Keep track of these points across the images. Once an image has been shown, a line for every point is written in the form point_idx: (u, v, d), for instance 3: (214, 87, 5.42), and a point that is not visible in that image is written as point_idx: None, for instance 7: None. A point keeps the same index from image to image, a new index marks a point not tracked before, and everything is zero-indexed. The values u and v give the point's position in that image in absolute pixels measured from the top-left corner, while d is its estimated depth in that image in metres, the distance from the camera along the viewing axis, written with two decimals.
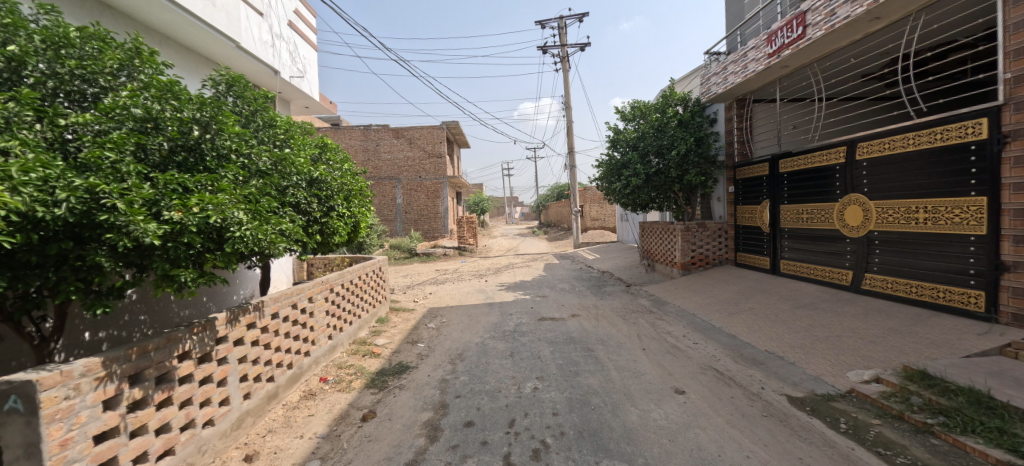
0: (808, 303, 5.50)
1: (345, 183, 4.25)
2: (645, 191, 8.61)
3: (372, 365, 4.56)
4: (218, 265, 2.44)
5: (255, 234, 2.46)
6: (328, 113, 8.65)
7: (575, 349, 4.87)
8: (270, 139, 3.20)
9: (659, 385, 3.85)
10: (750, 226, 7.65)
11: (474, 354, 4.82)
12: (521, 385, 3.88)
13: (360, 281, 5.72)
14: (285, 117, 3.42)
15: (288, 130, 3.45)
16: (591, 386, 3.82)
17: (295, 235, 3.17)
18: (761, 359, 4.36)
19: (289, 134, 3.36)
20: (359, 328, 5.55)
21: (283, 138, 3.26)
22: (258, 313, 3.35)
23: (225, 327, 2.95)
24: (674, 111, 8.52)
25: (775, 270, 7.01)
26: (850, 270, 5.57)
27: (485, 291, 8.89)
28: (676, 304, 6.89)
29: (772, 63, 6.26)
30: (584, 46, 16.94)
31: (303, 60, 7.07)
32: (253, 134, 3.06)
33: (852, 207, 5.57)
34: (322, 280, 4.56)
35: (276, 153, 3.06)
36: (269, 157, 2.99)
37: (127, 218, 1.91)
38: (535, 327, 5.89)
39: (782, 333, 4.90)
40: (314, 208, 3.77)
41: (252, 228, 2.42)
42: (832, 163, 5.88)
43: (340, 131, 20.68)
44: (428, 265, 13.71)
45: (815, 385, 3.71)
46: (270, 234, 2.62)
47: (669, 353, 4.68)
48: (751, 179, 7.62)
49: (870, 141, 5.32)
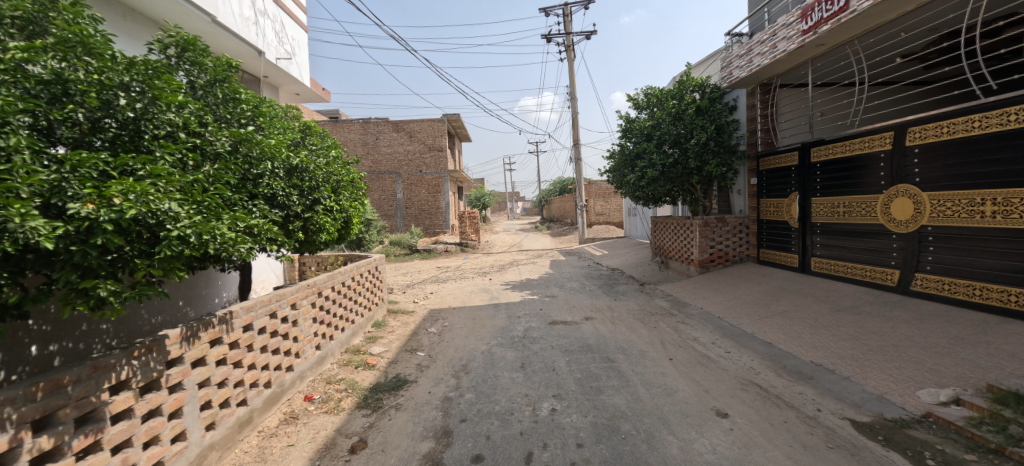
0: (850, 307, 4.95)
1: (331, 172, 3.69)
2: (661, 184, 8.00)
3: (365, 380, 4.03)
4: (155, 273, 1.88)
5: (202, 234, 1.87)
6: (322, 101, 8.08)
7: (594, 360, 4.32)
8: (232, 116, 2.61)
9: (697, 405, 3.31)
10: (777, 220, 7.09)
11: (480, 366, 4.28)
12: (536, 406, 3.35)
13: (353, 282, 5.18)
14: (253, 92, 2.82)
15: (259, 107, 2.86)
16: (618, 407, 3.28)
17: (262, 232, 2.61)
18: (809, 373, 3.81)
19: (258, 111, 2.76)
20: (352, 335, 5.01)
21: (250, 115, 2.67)
22: (226, 327, 2.81)
23: (180, 346, 2.42)
24: (691, 97, 7.86)
25: (805, 269, 6.46)
26: (896, 270, 5.03)
27: (489, 290, 8.33)
28: (698, 306, 6.33)
29: (806, 41, 5.66)
30: (589, 33, 16.29)
31: (291, 41, 6.49)
32: (209, 109, 2.49)
33: (900, 199, 4.99)
34: (308, 283, 4.02)
35: (238, 132, 2.49)
36: (228, 137, 2.43)
37: (2, 211, 1.37)
38: (546, 333, 5.33)
39: (827, 341, 4.34)
40: (294, 201, 3.22)
41: (199, 228, 1.85)
42: (876, 150, 5.30)
43: (338, 124, 20.14)
44: (428, 262, 13.14)
45: (882, 407, 3.17)
46: (225, 233, 2.04)
47: (702, 365, 4.13)
48: (778, 170, 7.06)
49: (925, 125, 4.71)
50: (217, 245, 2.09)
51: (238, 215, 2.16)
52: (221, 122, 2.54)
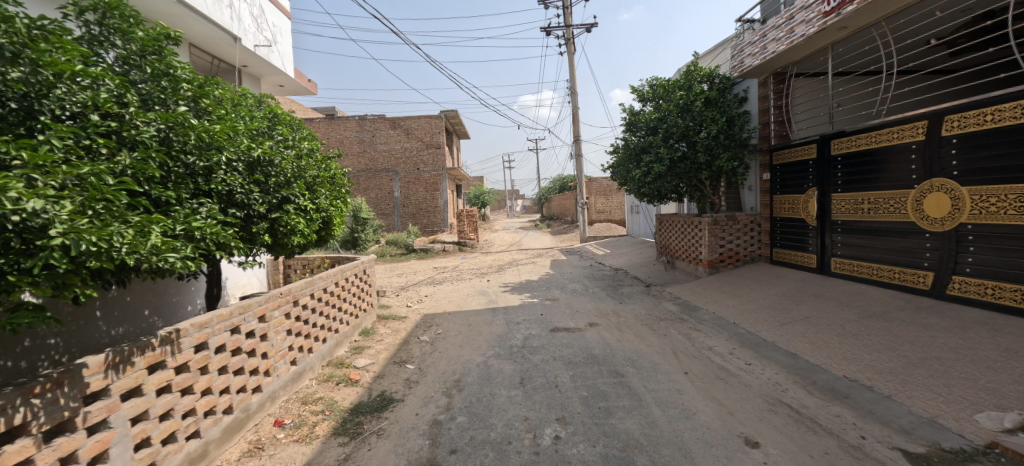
0: (880, 313, 4.52)
1: (303, 167, 3.27)
2: (668, 180, 7.56)
3: (347, 399, 3.60)
4: (39, 292, 1.50)
5: (96, 241, 1.47)
6: (308, 93, 7.65)
7: (601, 374, 3.89)
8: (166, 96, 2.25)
9: (722, 432, 2.88)
10: (792, 218, 6.67)
11: (474, 382, 3.85)
12: (537, 433, 2.92)
13: (338, 288, 4.75)
14: (194, 70, 2.47)
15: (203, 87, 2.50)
16: (631, 435, 2.86)
17: (207, 235, 2.20)
18: (844, 391, 3.38)
19: (199, 90, 2.39)
20: (335, 346, 4.59)
21: (189, 95, 2.31)
22: (170, 348, 2.38)
23: (104, 376, 2.00)
24: (700, 88, 7.42)
25: (824, 270, 6.04)
26: (930, 271, 4.61)
27: (487, 293, 7.90)
28: (709, 310, 5.89)
29: (828, 24, 5.19)
30: (591, 26, 15.84)
31: (271, 27, 6.05)
32: (135, 86, 2.14)
33: (934, 195, 4.57)
34: (282, 291, 3.58)
35: (168, 115, 2.13)
36: (156, 120, 2.08)
37: None
38: (547, 341, 4.90)
39: (860, 352, 3.91)
40: (256, 200, 2.79)
41: (85, 234, 1.44)
42: (907, 141, 4.86)
43: (334, 122, 19.70)
44: (425, 262, 12.68)
45: (937, 434, 2.74)
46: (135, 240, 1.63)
47: (722, 380, 3.70)
48: (793, 164, 6.63)
49: (964, 113, 4.28)
50: (131, 255, 1.69)
51: (159, 218, 1.75)
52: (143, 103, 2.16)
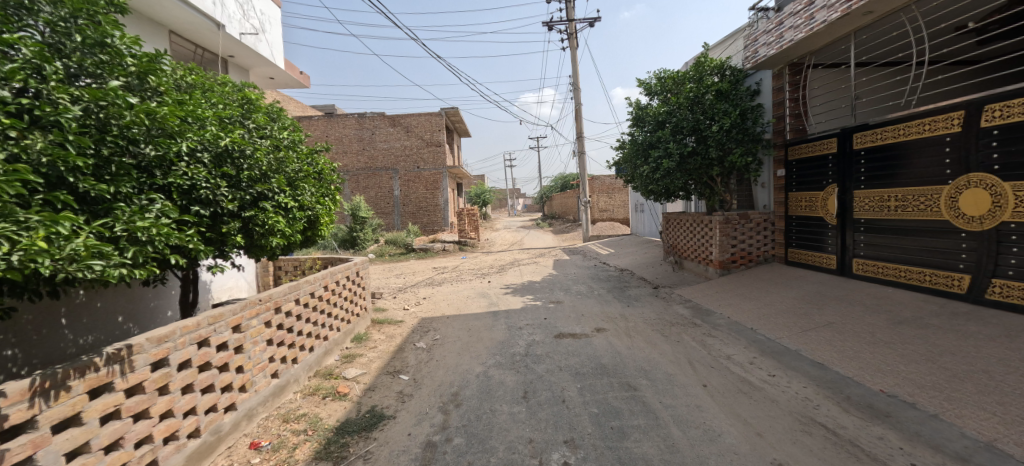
0: (912, 319, 4.17)
1: (282, 159, 2.96)
2: (677, 177, 7.18)
3: (333, 415, 3.28)
4: None
5: None
6: (300, 86, 7.32)
7: (612, 387, 3.56)
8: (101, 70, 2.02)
9: (752, 457, 2.54)
10: (809, 217, 6.32)
11: (473, 396, 3.52)
12: (543, 459, 2.59)
13: (328, 292, 4.43)
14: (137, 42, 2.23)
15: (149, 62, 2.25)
16: (649, 461, 2.52)
17: (155, 237, 1.92)
18: (884, 408, 3.04)
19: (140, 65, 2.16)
20: (324, 355, 4.27)
21: (127, 71, 2.10)
22: (120, 368, 2.06)
23: (29, 405, 1.68)
24: (711, 80, 7.05)
25: (844, 271, 5.69)
26: (965, 274, 4.28)
27: (488, 295, 7.56)
28: (724, 315, 5.54)
29: (852, 9, 4.81)
30: (593, 21, 15.47)
31: (259, 14, 5.71)
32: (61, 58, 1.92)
33: (972, 191, 4.21)
34: (262, 297, 3.26)
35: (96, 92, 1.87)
36: (83, 97, 1.82)
37: None
38: (552, 349, 4.56)
39: (896, 363, 3.56)
40: (225, 196, 2.48)
41: None
42: (940, 134, 4.51)
43: (333, 120, 19.37)
44: (425, 263, 12.33)
45: (1000, 463, 2.40)
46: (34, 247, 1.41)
47: (745, 395, 3.36)
48: (809, 159, 6.29)
49: (1007, 102, 3.90)
50: (29, 263, 1.45)
51: (67, 217, 1.53)
52: (68, 77, 1.93)
